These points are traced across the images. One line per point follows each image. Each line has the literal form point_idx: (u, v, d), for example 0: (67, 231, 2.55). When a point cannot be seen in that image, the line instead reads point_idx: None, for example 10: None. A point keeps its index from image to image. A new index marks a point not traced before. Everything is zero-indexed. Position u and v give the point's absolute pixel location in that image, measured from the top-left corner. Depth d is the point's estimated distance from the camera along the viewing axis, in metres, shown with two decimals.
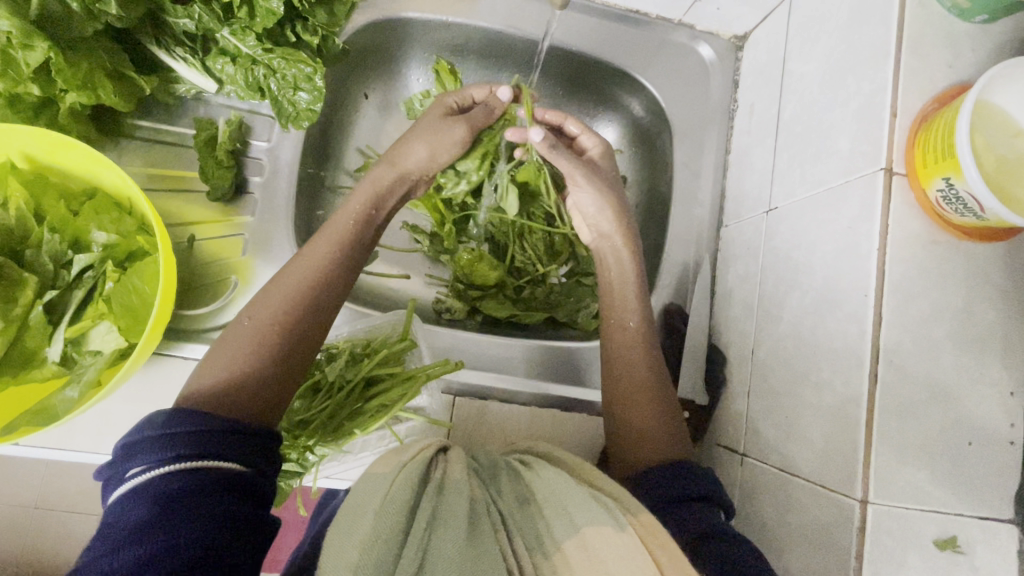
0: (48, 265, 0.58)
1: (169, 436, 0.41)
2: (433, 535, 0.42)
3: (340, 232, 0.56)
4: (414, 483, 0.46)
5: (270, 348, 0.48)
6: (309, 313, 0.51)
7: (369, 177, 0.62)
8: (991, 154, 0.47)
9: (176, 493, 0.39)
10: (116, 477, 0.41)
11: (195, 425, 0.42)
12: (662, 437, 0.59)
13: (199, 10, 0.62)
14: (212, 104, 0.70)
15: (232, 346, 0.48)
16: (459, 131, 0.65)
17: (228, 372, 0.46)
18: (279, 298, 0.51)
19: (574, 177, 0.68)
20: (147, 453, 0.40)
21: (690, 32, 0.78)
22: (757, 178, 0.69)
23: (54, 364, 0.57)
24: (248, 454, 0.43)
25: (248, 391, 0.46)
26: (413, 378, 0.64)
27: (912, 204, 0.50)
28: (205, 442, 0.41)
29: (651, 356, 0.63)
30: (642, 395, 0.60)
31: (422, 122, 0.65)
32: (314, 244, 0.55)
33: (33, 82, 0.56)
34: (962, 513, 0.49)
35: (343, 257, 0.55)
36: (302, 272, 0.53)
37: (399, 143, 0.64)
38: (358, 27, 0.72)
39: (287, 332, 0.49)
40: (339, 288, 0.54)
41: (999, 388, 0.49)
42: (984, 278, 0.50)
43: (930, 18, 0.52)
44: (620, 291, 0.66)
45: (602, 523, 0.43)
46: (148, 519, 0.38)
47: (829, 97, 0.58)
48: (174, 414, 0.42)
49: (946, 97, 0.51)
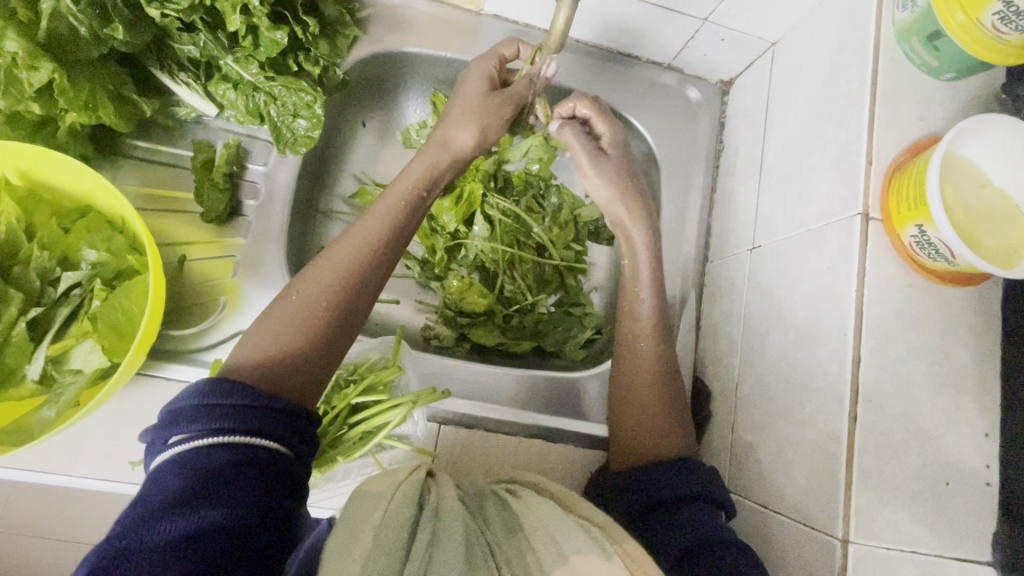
0: (34, 282, 0.58)
1: (216, 407, 0.40)
2: (434, 555, 0.42)
3: (390, 213, 0.57)
4: (411, 505, 0.46)
5: (317, 326, 0.49)
6: (357, 296, 0.52)
7: (422, 159, 0.63)
8: (963, 204, 0.49)
9: (215, 469, 0.38)
10: (157, 442, 0.40)
11: (241, 399, 0.41)
12: (661, 418, 0.61)
13: (204, 38, 0.63)
14: (212, 127, 0.71)
15: (282, 318, 0.48)
16: (505, 116, 0.69)
17: (274, 350, 0.46)
18: (329, 278, 0.51)
19: (580, 161, 0.75)
20: (189, 421, 0.40)
21: (679, 75, 0.81)
22: (741, 217, 0.71)
23: (33, 382, 0.56)
24: (287, 436, 0.43)
25: (295, 370, 0.46)
26: (399, 406, 0.61)
27: (888, 248, 0.52)
28: (250, 419, 0.41)
29: (660, 341, 0.65)
30: (652, 381, 0.63)
31: (463, 100, 0.67)
32: (364, 223, 0.56)
33: (34, 102, 0.56)
34: (942, 554, 0.49)
35: (389, 241, 0.56)
36: (350, 252, 0.53)
37: (449, 126, 0.66)
38: (360, 59, 0.74)
39: (334, 312, 0.50)
40: (384, 272, 0.55)
41: (975, 429, 0.51)
42: (958, 320, 0.52)
43: (900, 74, 0.55)
44: (636, 276, 0.68)
45: (590, 551, 0.43)
46: (184, 493, 0.37)
47: (809, 144, 0.61)
48: (221, 383, 0.42)
49: (917, 148, 0.54)
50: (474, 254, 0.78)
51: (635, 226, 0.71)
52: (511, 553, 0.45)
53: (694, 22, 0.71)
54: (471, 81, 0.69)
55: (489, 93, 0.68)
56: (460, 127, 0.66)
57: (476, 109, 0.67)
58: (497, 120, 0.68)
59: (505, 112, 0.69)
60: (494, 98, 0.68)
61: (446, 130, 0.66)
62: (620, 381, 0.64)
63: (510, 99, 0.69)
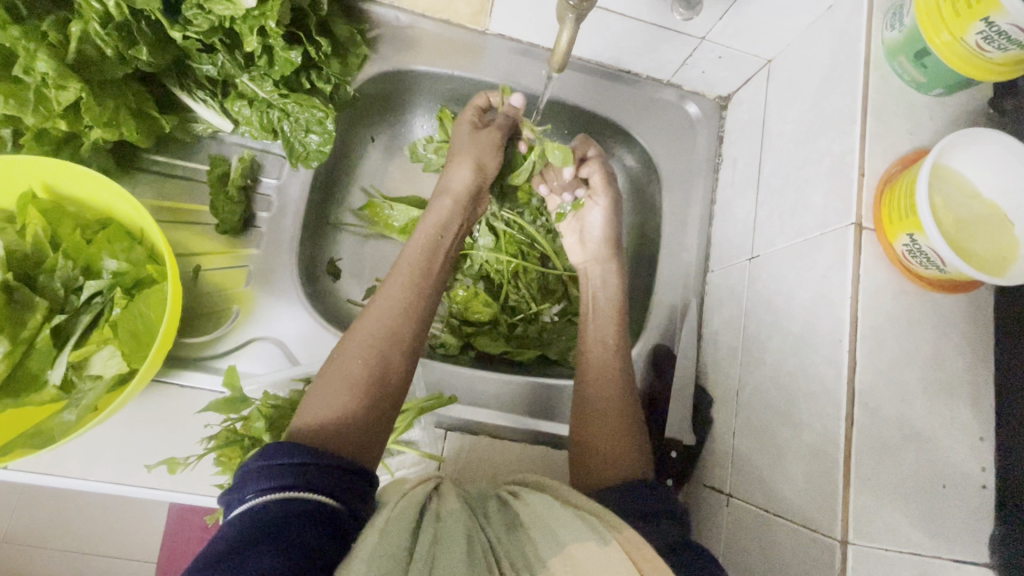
0: (58, 290, 0.60)
1: (281, 463, 0.44)
2: (437, 553, 0.43)
3: (410, 269, 0.61)
4: (412, 510, 0.48)
5: (364, 385, 0.52)
6: (396, 350, 0.55)
7: (430, 212, 0.67)
8: (951, 214, 0.51)
9: (279, 517, 0.41)
10: (231, 503, 0.44)
11: (303, 456, 0.45)
12: (630, 447, 0.64)
13: (222, 58, 0.66)
14: (226, 142, 0.74)
15: (333, 382, 0.51)
16: (492, 148, 0.71)
17: (329, 413, 0.49)
18: (367, 338, 0.54)
19: (596, 196, 0.76)
20: (260, 478, 0.44)
21: (678, 91, 0.84)
22: (740, 228, 0.73)
23: (55, 387, 0.58)
24: (342, 492, 0.45)
25: (351, 428, 0.49)
26: (406, 411, 0.64)
27: (880, 257, 0.53)
28: (309, 475, 0.44)
29: (625, 370, 0.68)
30: (616, 407, 0.65)
31: (456, 147, 0.71)
32: (391, 282, 0.60)
33: (62, 118, 0.59)
34: (940, 555, 0.50)
35: (418, 294, 0.59)
36: (385, 310, 0.56)
37: (446, 175, 0.70)
38: (370, 77, 0.77)
39: (378, 368, 0.53)
40: (420, 323, 0.58)
41: (970, 433, 0.52)
42: (951, 327, 0.53)
43: (890, 90, 0.57)
44: (602, 310, 0.72)
45: (586, 539, 0.44)
46: (249, 539, 0.39)
47: (804, 156, 0.63)
48: (281, 445, 0.46)
49: (908, 160, 0.56)
50: (478, 263, 0.80)
51: (609, 264, 0.75)
52: (511, 547, 0.46)
53: (692, 41, 0.73)
54: (459, 128, 0.73)
55: (476, 135, 0.72)
56: (455, 174, 0.69)
57: (468, 154, 0.70)
58: (485, 155, 0.71)
59: (495, 144, 0.72)
60: (481, 138, 0.71)
61: (445, 179, 0.69)
62: (585, 409, 0.65)
63: (497, 134, 0.72)
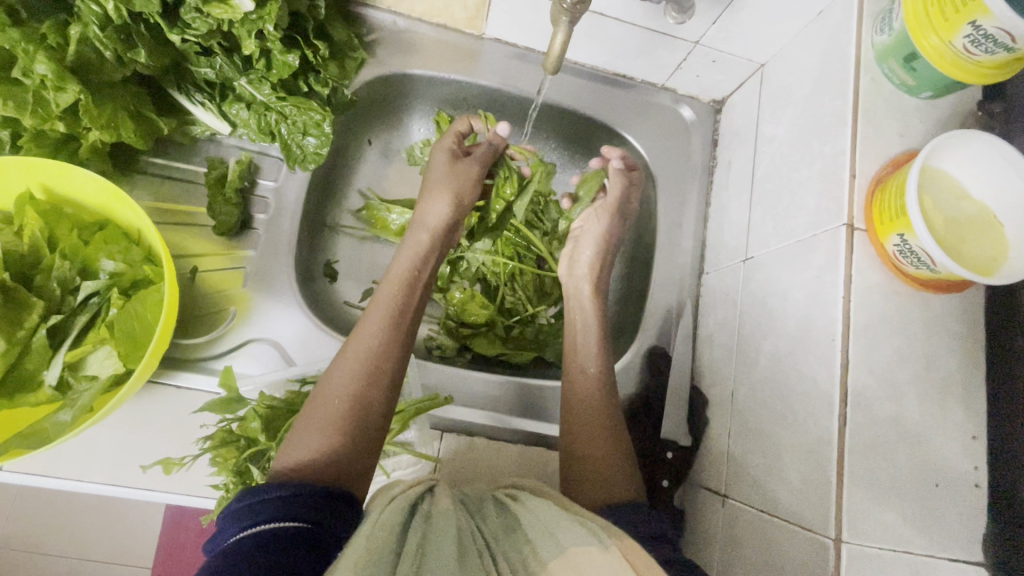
0: (55, 291, 0.60)
1: (245, 504, 0.43)
2: (428, 551, 0.43)
3: (388, 300, 0.59)
4: (403, 511, 0.48)
5: (344, 422, 0.51)
6: (376, 386, 0.54)
7: (407, 243, 0.67)
8: (941, 216, 0.51)
9: (245, 550, 0.40)
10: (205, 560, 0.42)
11: (267, 493, 0.44)
12: (617, 474, 0.62)
13: (220, 61, 0.67)
14: (224, 145, 0.74)
15: (312, 422, 0.50)
16: (472, 178, 0.73)
17: (309, 454, 0.48)
18: (345, 375, 0.53)
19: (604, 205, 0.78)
20: (225, 525, 0.43)
21: (672, 95, 0.85)
22: (734, 229, 0.74)
23: (49, 387, 0.58)
24: (314, 512, 0.44)
25: (332, 466, 0.48)
26: (403, 412, 0.65)
27: (873, 258, 0.54)
28: (275, 506, 0.43)
29: (608, 398, 0.66)
30: (602, 434, 0.63)
31: (434, 176, 0.71)
32: (369, 314, 0.58)
33: (60, 120, 0.59)
34: (934, 554, 0.50)
35: (397, 325, 0.58)
36: (363, 345, 0.55)
37: (423, 205, 0.70)
38: (367, 80, 0.77)
39: (358, 404, 0.52)
40: (401, 354, 0.57)
41: (963, 432, 0.52)
42: (943, 327, 0.54)
43: (880, 93, 0.58)
44: (584, 339, 0.70)
45: (588, 544, 0.44)
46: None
47: (797, 158, 0.63)
48: (248, 489, 0.45)
49: (898, 162, 0.56)
50: (475, 266, 0.80)
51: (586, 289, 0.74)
52: (509, 548, 0.46)
53: (685, 45, 0.74)
54: (437, 156, 0.73)
55: (455, 163, 0.72)
56: (432, 204, 0.69)
57: (446, 182, 0.71)
58: (466, 184, 0.72)
59: (474, 174, 0.73)
60: (459, 167, 0.72)
61: (422, 210, 0.69)
62: (573, 435, 0.64)
63: (476, 163, 0.74)
